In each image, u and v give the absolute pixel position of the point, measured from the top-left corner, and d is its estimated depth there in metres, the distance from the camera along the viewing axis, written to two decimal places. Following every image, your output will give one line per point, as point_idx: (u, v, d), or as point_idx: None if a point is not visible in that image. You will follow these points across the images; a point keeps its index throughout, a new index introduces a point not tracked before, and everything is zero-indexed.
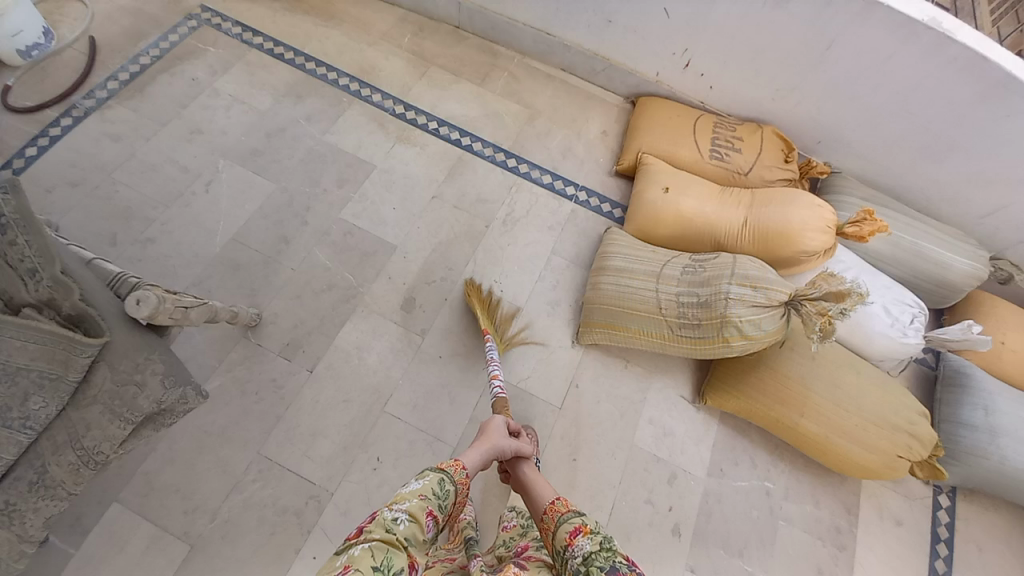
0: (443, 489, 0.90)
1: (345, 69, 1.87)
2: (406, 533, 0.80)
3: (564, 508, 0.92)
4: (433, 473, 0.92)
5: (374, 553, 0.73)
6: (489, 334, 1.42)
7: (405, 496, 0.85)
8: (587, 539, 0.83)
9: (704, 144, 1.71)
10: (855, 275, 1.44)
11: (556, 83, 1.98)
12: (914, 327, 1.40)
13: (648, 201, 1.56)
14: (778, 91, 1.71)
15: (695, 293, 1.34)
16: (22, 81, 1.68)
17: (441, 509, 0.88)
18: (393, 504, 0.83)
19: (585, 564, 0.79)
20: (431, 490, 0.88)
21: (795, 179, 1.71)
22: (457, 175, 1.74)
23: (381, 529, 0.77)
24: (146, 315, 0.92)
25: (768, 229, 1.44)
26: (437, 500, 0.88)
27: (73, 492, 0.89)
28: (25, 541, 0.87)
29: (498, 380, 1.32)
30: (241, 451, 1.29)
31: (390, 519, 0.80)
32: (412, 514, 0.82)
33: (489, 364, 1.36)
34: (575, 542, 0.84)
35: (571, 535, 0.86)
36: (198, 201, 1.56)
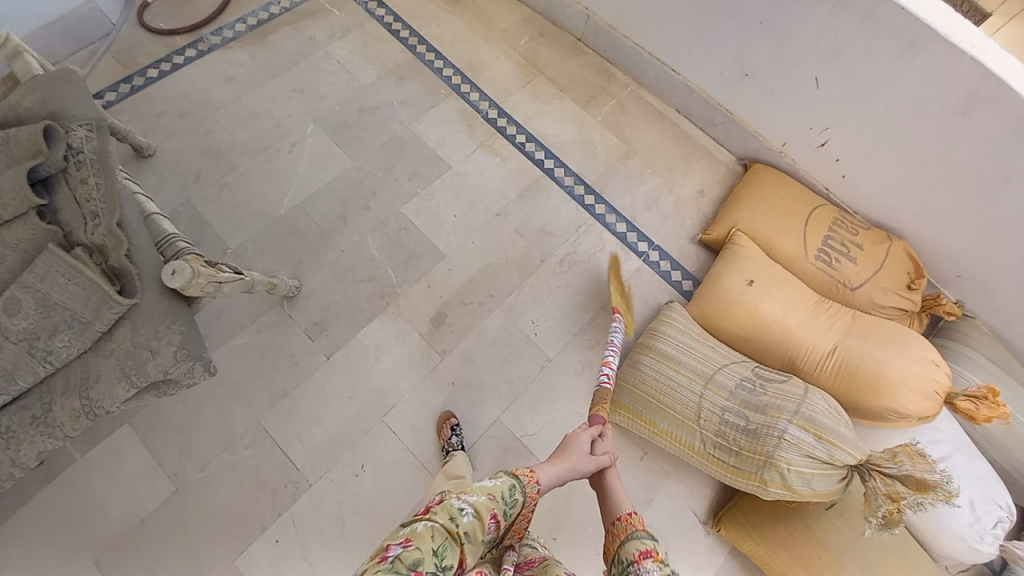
0: (512, 496, 0.81)
1: (453, 59, 1.83)
2: (467, 527, 0.74)
3: (639, 524, 0.83)
4: (506, 476, 0.84)
5: (434, 535, 0.71)
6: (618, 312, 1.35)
7: (473, 489, 0.80)
8: (654, 565, 0.76)
9: (814, 240, 1.47)
10: (940, 452, 1.18)
11: (664, 125, 1.81)
12: (996, 533, 1.13)
13: (726, 288, 1.36)
14: (924, 205, 1.42)
15: (744, 416, 1.16)
16: (159, 1, 1.80)
17: (507, 515, 0.80)
18: (461, 494, 0.78)
19: None
20: (501, 492, 0.81)
21: (911, 312, 1.44)
22: (529, 198, 1.64)
23: (444, 515, 0.74)
24: (177, 285, 0.91)
25: (858, 369, 1.22)
26: (504, 505, 0.80)
27: (69, 436, 0.91)
28: (15, 467, 0.90)
29: (609, 369, 1.18)
30: (244, 413, 1.31)
31: (455, 507, 0.75)
32: (476, 510, 0.76)
33: (608, 345, 1.24)
34: (641, 563, 0.77)
35: (637, 554, 0.78)
36: (280, 160, 1.61)
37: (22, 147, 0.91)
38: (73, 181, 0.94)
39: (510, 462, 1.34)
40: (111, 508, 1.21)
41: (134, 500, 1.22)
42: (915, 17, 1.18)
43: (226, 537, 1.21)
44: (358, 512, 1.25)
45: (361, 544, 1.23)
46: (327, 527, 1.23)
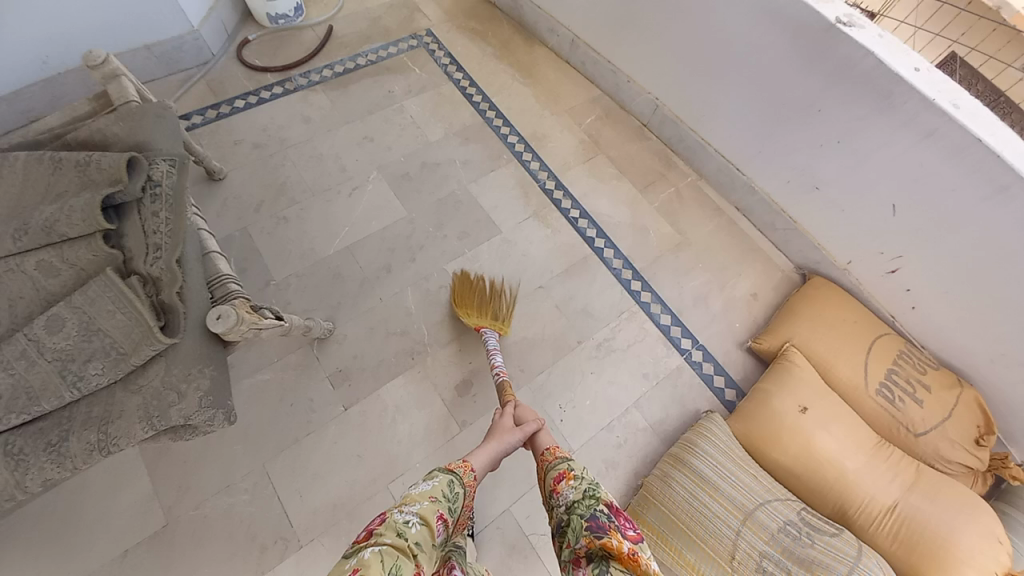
0: (452, 490, 0.83)
1: (519, 128, 1.88)
2: (417, 537, 0.72)
3: (554, 457, 0.91)
4: (442, 474, 0.86)
5: (383, 559, 0.65)
6: (482, 329, 1.39)
7: (414, 498, 0.79)
8: (570, 487, 0.83)
9: (875, 373, 1.36)
10: None
11: (721, 221, 1.77)
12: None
13: (775, 412, 1.26)
14: (1003, 357, 1.30)
15: (783, 569, 1.04)
16: (259, 41, 1.95)
17: (452, 512, 0.81)
18: (401, 508, 0.76)
19: (569, 512, 0.79)
20: (440, 492, 0.81)
21: (979, 472, 1.29)
22: (574, 275, 1.61)
23: (391, 534, 0.70)
24: (219, 331, 0.90)
25: (920, 537, 1.08)
26: (448, 502, 0.81)
27: (77, 469, 0.85)
28: (18, 490, 0.84)
29: (497, 368, 1.26)
30: (250, 455, 1.26)
31: (400, 522, 0.73)
32: (422, 517, 0.75)
33: (489, 357, 1.31)
34: (558, 488, 0.84)
35: (555, 483, 0.86)
36: (338, 201, 1.65)
37: (103, 173, 0.94)
38: (145, 211, 0.96)
39: (514, 562, 1.22)
40: (99, 535, 1.17)
41: (122, 532, 1.17)
42: (1010, 167, 1.12)
43: None
44: None
45: None
46: None
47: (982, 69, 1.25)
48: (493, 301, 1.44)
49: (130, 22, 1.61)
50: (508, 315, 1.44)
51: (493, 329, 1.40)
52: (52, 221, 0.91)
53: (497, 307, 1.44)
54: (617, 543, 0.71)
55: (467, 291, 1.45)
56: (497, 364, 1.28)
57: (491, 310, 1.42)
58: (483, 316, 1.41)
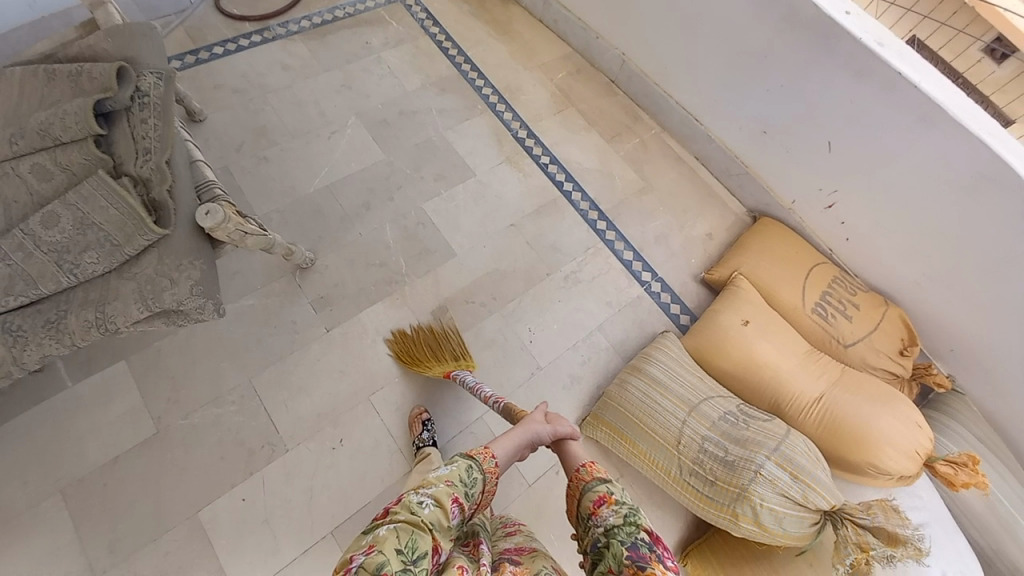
0: (471, 476, 0.89)
1: (493, 80, 1.96)
2: (432, 517, 0.77)
3: (588, 477, 0.93)
4: (462, 459, 0.92)
5: (398, 535, 0.72)
6: (453, 373, 1.35)
7: (431, 481, 0.84)
8: (610, 510, 0.84)
9: (812, 295, 1.51)
10: (921, 522, 1.14)
11: (682, 170, 1.90)
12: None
13: (721, 326, 1.40)
14: (923, 277, 1.47)
15: (723, 447, 1.18)
16: None
17: (467, 497, 0.86)
18: (419, 489, 0.82)
19: (607, 535, 0.81)
20: (459, 477, 0.87)
21: (903, 378, 1.45)
22: (544, 215, 1.71)
23: (405, 512, 0.76)
24: (208, 226, 0.97)
25: (842, 421, 1.22)
26: (465, 487, 0.87)
27: (75, 345, 0.94)
28: (16, 366, 0.92)
29: (493, 398, 1.25)
30: (237, 371, 1.34)
31: (415, 502, 0.79)
32: (436, 499, 0.80)
33: (477, 394, 1.28)
34: (598, 511, 0.85)
35: (594, 504, 0.87)
36: (318, 144, 1.71)
37: (93, 81, 0.99)
38: (134, 119, 1.02)
39: None
40: (91, 442, 1.23)
41: (113, 439, 1.24)
42: (927, 94, 1.25)
43: (195, 489, 1.21)
44: (329, 485, 1.25)
45: (324, 522, 1.21)
46: (295, 496, 1.23)
47: (943, 51, 1.29)
48: (443, 343, 1.42)
49: None
50: (465, 347, 1.42)
51: (460, 368, 1.37)
52: (47, 125, 0.96)
53: (448, 348, 1.41)
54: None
55: (415, 346, 1.41)
56: (489, 394, 1.26)
57: (446, 353, 1.40)
58: (442, 361, 1.38)
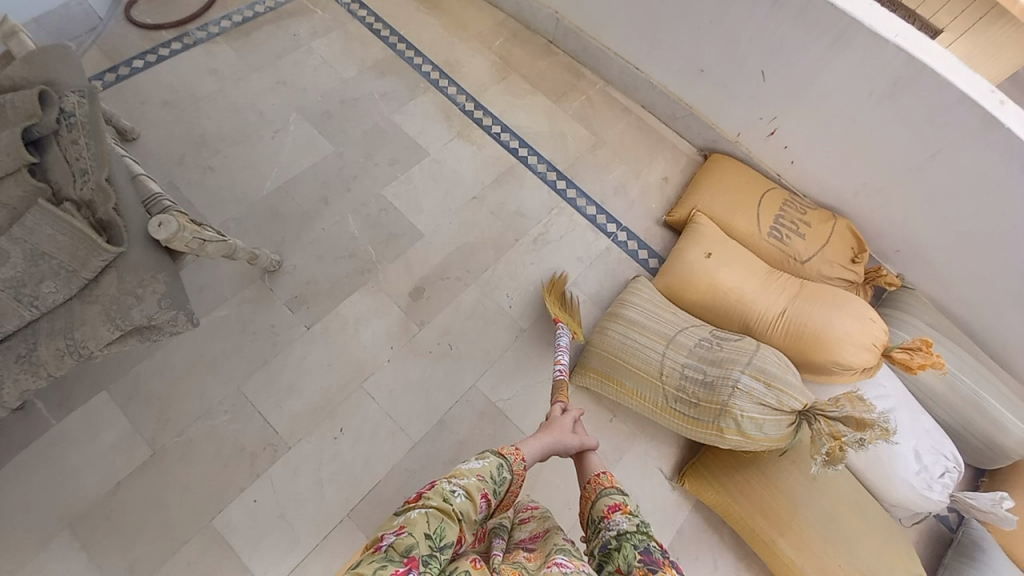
0: (501, 474, 0.84)
1: (431, 57, 1.93)
2: (462, 508, 0.74)
3: (608, 484, 0.92)
4: (493, 456, 0.86)
5: (430, 519, 0.69)
6: (562, 321, 1.43)
7: (464, 472, 0.80)
8: (625, 516, 0.82)
9: (766, 220, 1.59)
10: (889, 407, 1.26)
11: (631, 119, 1.92)
12: (944, 482, 1.22)
13: (686, 261, 1.46)
14: (863, 187, 1.55)
15: (702, 371, 1.25)
16: None
17: (495, 495, 0.82)
18: (451, 477, 0.77)
19: (619, 538, 0.78)
20: (490, 472, 0.82)
21: (858, 283, 1.55)
22: (503, 184, 1.73)
23: (438, 498, 0.72)
24: (163, 238, 0.95)
25: (805, 329, 1.30)
26: (493, 484, 0.82)
27: (53, 376, 0.95)
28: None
29: (561, 364, 1.30)
30: (223, 382, 1.34)
31: (448, 490, 0.74)
32: (467, 492, 0.76)
33: (557, 350, 1.35)
34: (612, 516, 0.83)
35: (609, 509, 0.85)
36: (263, 146, 1.67)
37: (16, 110, 0.95)
38: (64, 142, 0.98)
39: (486, 426, 1.38)
40: (86, 476, 1.22)
41: (109, 468, 1.23)
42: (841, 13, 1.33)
43: (203, 501, 1.22)
44: (336, 474, 1.28)
45: (338, 508, 1.25)
46: (306, 490, 1.25)
47: None
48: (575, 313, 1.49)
49: None
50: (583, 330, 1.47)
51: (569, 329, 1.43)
52: None
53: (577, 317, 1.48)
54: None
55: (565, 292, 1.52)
56: (561, 361, 1.31)
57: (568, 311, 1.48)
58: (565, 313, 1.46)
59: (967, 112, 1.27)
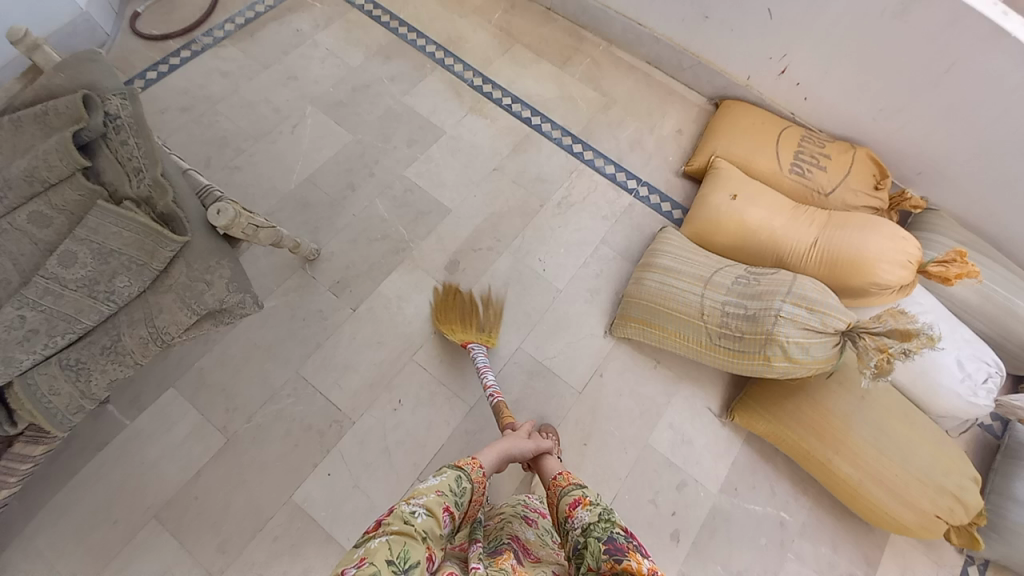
0: (460, 485, 0.88)
1: (433, 36, 1.94)
2: (425, 526, 0.76)
3: (566, 484, 0.95)
4: (450, 470, 0.90)
5: (391, 546, 0.69)
6: (470, 344, 1.37)
7: (421, 491, 0.82)
8: (586, 510, 0.86)
9: (786, 157, 1.61)
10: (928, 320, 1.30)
11: (638, 75, 1.93)
12: (988, 387, 1.26)
13: (712, 205, 1.49)
14: (879, 112, 1.56)
15: (743, 305, 1.28)
16: (150, 11, 1.89)
17: (458, 505, 0.85)
18: (409, 499, 0.80)
19: (585, 534, 0.81)
20: (449, 485, 0.86)
21: (883, 209, 1.57)
22: (521, 152, 1.75)
23: (398, 522, 0.74)
24: (222, 225, 0.99)
25: (839, 254, 1.33)
26: (455, 497, 0.86)
27: (138, 364, 1.02)
28: (86, 399, 1.00)
29: (491, 387, 1.26)
30: (281, 367, 1.39)
31: (408, 512, 0.76)
32: (428, 508, 0.79)
33: (481, 374, 1.30)
34: (574, 513, 0.87)
35: (571, 507, 0.88)
36: (283, 140, 1.70)
37: (62, 116, 0.97)
38: (114, 144, 1.01)
39: (537, 384, 1.43)
40: (167, 467, 1.28)
41: (187, 457, 1.29)
42: None
43: (279, 479, 1.28)
44: (401, 441, 1.33)
45: (407, 473, 1.31)
46: (375, 459, 1.31)
47: None
48: (477, 312, 1.43)
49: (29, 12, 1.56)
50: (493, 326, 1.43)
51: (480, 342, 1.39)
52: (33, 169, 0.96)
53: (480, 319, 1.43)
54: (636, 564, 0.72)
55: (452, 306, 1.44)
56: (491, 383, 1.27)
57: (474, 323, 1.41)
58: (468, 329, 1.40)
59: (978, 26, 1.28)
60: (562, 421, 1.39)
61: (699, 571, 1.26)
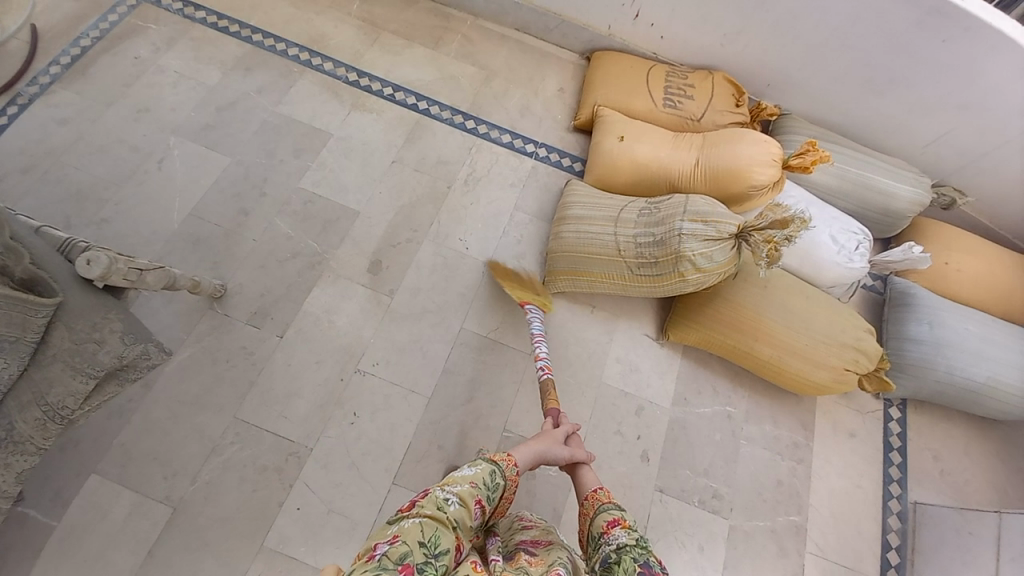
0: (494, 480, 0.86)
1: (294, 39, 1.84)
2: (456, 515, 0.78)
3: (606, 499, 0.95)
4: (487, 462, 0.88)
5: (423, 528, 0.73)
6: (528, 303, 1.43)
7: (456, 480, 0.83)
8: (624, 531, 0.86)
9: (658, 94, 1.74)
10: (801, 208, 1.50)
11: (510, 44, 1.97)
12: (859, 252, 1.49)
13: (605, 150, 1.59)
14: (725, 36, 1.74)
15: (651, 233, 1.39)
16: None
17: (489, 500, 0.85)
18: (444, 485, 0.81)
19: (618, 552, 0.82)
20: (483, 479, 0.85)
21: (748, 123, 1.76)
22: (416, 140, 1.73)
23: (431, 507, 0.76)
24: (97, 275, 0.91)
25: (718, 168, 1.48)
26: (488, 491, 0.85)
27: (43, 448, 0.90)
28: None
29: (542, 360, 1.30)
30: (216, 416, 1.29)
31: (442, 498, 0.78)
32: (461, 498, 0.80)
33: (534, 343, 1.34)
34: (610, 531, 0.87)
35: (608, 525, 0.89)
36: (153, 179, 1.55)
37: None
38: None
39: (488, 357, 1.45)
40: (113, 557, 1.16)
41: (135, 540, 1.17)
42: None
43: (247, 528, 1.21)
44: (367, 451, 1.31)
45: (381, 478, 1.29)
46: (344, 478, 1.28)
47: None
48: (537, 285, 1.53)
49: None
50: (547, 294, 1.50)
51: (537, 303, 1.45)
52: None
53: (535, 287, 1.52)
54: None
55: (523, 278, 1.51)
56: (542, 356, 1.31)
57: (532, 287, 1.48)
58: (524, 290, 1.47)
59: None
60: (521, 383, 1.43)
61: (672, 480, 1.37)
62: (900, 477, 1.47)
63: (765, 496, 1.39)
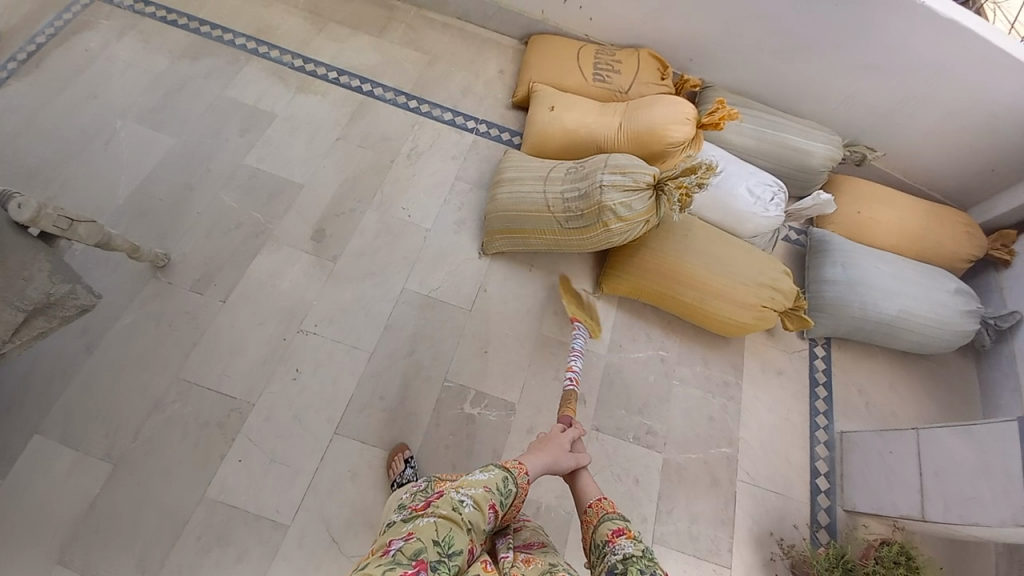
0: (507, 487, 0.85)
1: (241, 30, 1.92)
2: (471, 517, 0.76)
3: (610, 508, 0.92)
4: (500, 469, 0.87)
5: (437, 526, 0.71)
6: (578, 320, 1.46)
7: (471, 483, 0.82)
8: (629, 541, 0.83)
9: (588, 70, 1.86)
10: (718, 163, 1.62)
11: (452, 31, 2.08)
12: (774, 202, 1.60)
13: (537, 121, 1.69)
14: (647, 15, 1.87)
15: (576, 188, 1.47)
16: None
17: (503, 505, 0.83)
18: (460, 488, 0.80)
19: (624, 562, 0.78)
20: (496, 484, 0.84)
21: (672, 94, 1.89)
22: (360, 118, 1.81)
23: (447, 507, 0.75)
24: (27, 219, 0.96)
25: (638, 129, 1.58)
26: (500, 496, 0.83)
27: None
28: None
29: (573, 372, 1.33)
30: (159, 375, 1.32)
31: (457, 500, 0.77)
32: (476, 501, 0.79)
33: (573, 354, 1.38)
34: (615, 541, 0.84)
35: (612, 534, 0.85)
36: (100, 158, 1.59)
37: None
38: None
39: (430, 314, 1.51)
40: (53, 512, 1.17)
41: (75, 494, 1.19)
42: None
43: (190, 479, 1.23)
44: (310, 405, 1.35)
45: (325, 428, 1.33)
46: (288, 429, 1.31)
47: None
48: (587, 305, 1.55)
49: None
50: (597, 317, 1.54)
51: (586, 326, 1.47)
52: None
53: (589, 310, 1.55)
54: None
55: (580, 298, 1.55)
56: (575, 369, 1.34)
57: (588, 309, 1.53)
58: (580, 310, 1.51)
59: None
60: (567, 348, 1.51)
61: (608, 419, 1.44)
62: (826, 409, 1.58)
63: (698, 431, 1.48)
